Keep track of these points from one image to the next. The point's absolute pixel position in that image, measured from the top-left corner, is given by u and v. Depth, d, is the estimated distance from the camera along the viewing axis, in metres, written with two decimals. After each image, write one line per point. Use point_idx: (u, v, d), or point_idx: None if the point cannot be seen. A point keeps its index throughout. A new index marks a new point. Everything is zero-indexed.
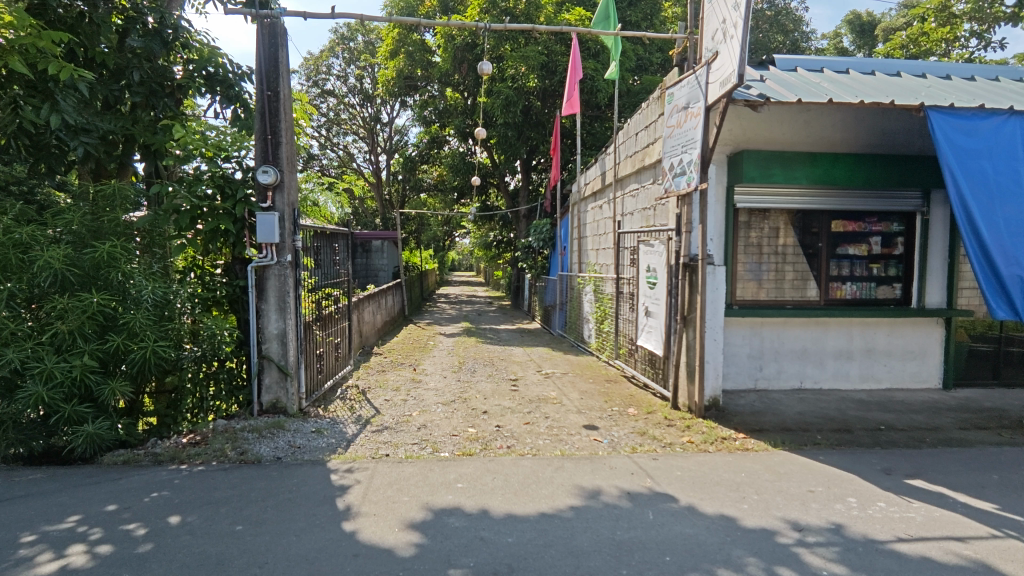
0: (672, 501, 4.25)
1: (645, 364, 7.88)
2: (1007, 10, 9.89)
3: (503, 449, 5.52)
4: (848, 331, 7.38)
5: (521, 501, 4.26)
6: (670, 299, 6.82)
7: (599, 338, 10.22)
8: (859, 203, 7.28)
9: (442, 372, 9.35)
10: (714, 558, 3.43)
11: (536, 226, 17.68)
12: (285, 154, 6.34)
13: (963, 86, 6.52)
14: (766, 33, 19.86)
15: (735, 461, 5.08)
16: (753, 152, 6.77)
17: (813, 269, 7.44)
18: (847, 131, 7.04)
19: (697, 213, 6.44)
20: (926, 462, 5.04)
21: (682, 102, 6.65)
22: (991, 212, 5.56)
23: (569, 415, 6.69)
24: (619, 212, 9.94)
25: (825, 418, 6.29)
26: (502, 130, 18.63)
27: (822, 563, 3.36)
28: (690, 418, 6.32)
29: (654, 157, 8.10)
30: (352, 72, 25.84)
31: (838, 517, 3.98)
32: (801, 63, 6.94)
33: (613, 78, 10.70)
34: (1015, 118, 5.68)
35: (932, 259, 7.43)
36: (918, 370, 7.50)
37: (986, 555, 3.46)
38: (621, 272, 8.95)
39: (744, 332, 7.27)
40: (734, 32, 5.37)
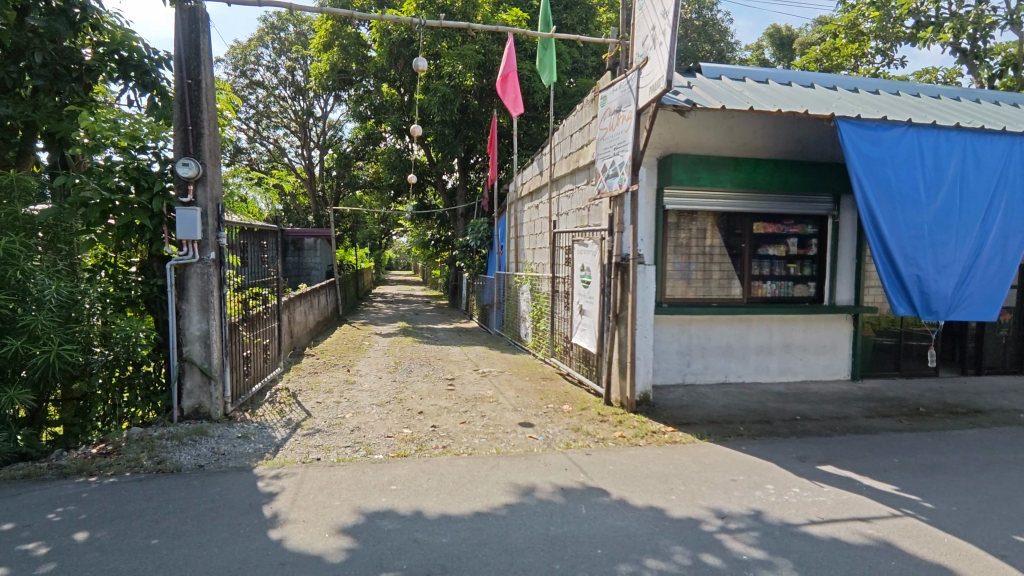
0: (603, 495, 4.35)
1: (580, 361, 8.02)
2: (907, 31, 10.74)
3: (439, 449, 5.47)
4: (768, 327, 7.80)
5: (456, 501, 4.24)
6: (603, 298, 6.98)
7: (536, 336, 10.32)
8: (778, 206, 7.71)
9: (377, 373, 9.16)
10: (643, 548, 3.54)
11: (474, 225, 17.64)
12: (208, 146, 6.01)
13: (869, 99, 7.02)
14: (694, 42, 20.73)
15: (664, 454, 5.26)
16: (681, 155, 7.03)
17: (737, 269, 7.82)
18: (766, 138, 7.44)
19: (628, 214, 6.62)
20: (836, 449, 5.40)
21: (614, 105, 6.81)
22: (894, 216, 6.03)
23: (505, 413, 6.71)
24: (556, 212, 10.06)
25: (747, 410, 6.62)
26: (439, 128, 18.45)
27: (742, 548, 3.54)
28: (622, 413, 6.50)
29: (588, 159, 8.25)
30: (283, 63, 24.89)
31: (757, 504, 4.20)
32: (725, 72, 7.25)
33: (550, 80, 10.78)
34: (914, 129, 6.13)
35: (842, 259, 7.96)
36: (831, 363, 8.02)
37: (888, 533, 3.75)
38: (556, 271, 9.07)
39: (673, 329, 7.54)
40: (663, 39, 5.56)
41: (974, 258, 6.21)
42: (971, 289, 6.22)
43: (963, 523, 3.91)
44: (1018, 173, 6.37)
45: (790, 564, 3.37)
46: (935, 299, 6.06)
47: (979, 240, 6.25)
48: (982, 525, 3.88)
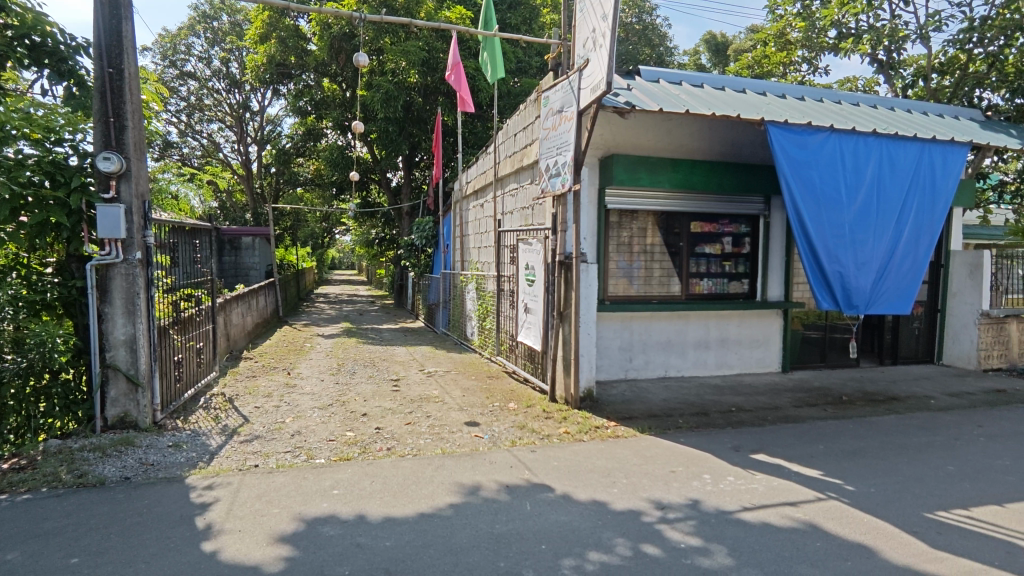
0: (548, 491, 4.40)
1: (525, 359, 8.08)
2: (830, 41, 11.36)
3: (383, 451, 5.38)
4: (705, 323, 8.09)
5: (400, 503, 4.18)
6: (548, 295, 7.05)
7: (482, 335, 10.32)
8: (713, 206, 8.01)
9: (319, 375, 8.92)
10: (586, 542, 3.61)
11: (419, 224, 17.45)
12: (132, 140, 5.68)
13: (796, 105, 7.39)
14: (634, 45, 21.26)
15: (607, 449, 5.37)
16: (621, 156, 7.19)
17: (676, 266, 8.07)
18: (701, 141, 7.73)
19: (571, 213, 6.72)
20: (768, 438, 5.67)
21: (556, 106, 6.90)
22: (819, 216, 6.38)
23: (451, 413, 6.68)
24: (500, 211, 10.08)
25: (686, 403, 6.85)
26: (382, 125, 18.14)
27: (680, 538, 3.66)
28: (567, 410, 6.59)
29: (531, 158, 8.31)
30: (216, 54, 23.82)
31: (695, 493, 4.36)
32: (663, 75, 7.46)
33: (496, 76, 10.75)
34: (837, 134, 6.47)
35: (773, 257, 8.36)
36: (763, 356, 8.41)
37: (813, 516, 3.97)
38: (501, 270, 9.09)
39: (615, 326, 7.71)
40: (603, 41, 5.66)
41: (890, 255, 6.67)
42: (887, 285, 6.68)
43: (880, 503, 4.18)
44: (927, 178, 6.88)
45: (725, 549, 3.51)
46: (856, 294, 6.46)
47: (893, 239, 6.71)
48: (896, 504, 4.16)
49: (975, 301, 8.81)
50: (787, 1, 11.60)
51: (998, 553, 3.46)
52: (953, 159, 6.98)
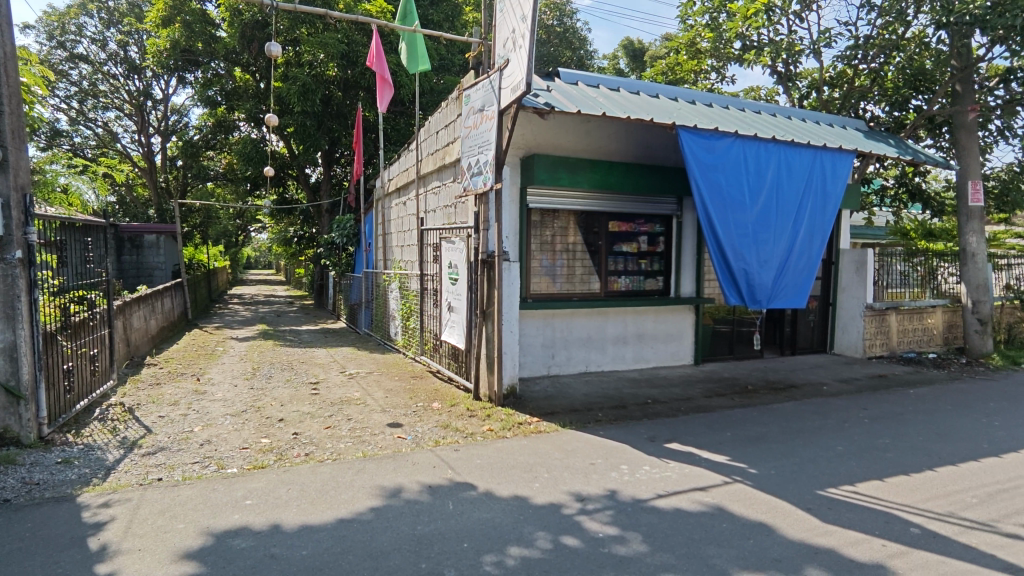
0: (470, 490, 4.40)
1: (449, 358, 8.03)
2: (735, 52, 12.00)
3: (300, 457, 5.18)
4: (623, 319, 8.38)
5: (319, 510, 4.05)
6: (471, 294, 7.06)
7: (405, 335, 10.17)
8: (630, 207, 8.31)
9: (231, 380, 8.45)
10: (508, 537, 3.65)
11: (339, 222, 16.97)
12: (8, 128, 5.13)
13: (704, 111, 7.80)
14: (555, 48, 21.62)
15: (530, 444, 5.45)
16: (542, 156, 7.31)
17: (595, 264, 8.30)
18: (617, 143, 7.99)
19: (492, 212, 6.75)
20: (680, 428, 5.95)
21: (477, 105, 6.91)
22: (726, 216, 6.77)
23: (373, 415, 6.55)
24: (423, 209, 9.98)
25: (605, 397, 7.07)
26: (299, 119, 17.43)
27: (598, 528, 3.78)
28: (490, 407, 6.63)
29: (453, 157, 8.29)
30: (112, 36, 21.96)
31: (613, 484, 4.51)
32: (582, 78, 7.64)
33: (422, 68, 10.56)
34: (740, 140, 6.90)
35: (685, 255, 8.79)
36: (677, 350, 8.83)
37: (721, 500, 4.21)
38: (424, 269, 9.00)
39: (538, 323, 7.82)
40: (522, 42, 5.73)
41: (788, 254, 7.19)
42: (786, 281, 7.19)
43: (780, 484, 4.51)
44: (819, 182, 7.49)
45: (640, 537, 3.66)
46: (759, 290, 6.91)
47: (791, 239, 7.23)
48: (793, 484, 4.50)
49: (861, 296, 9.68)
50: (697, 12, 12.18)
51: (879, 523, 3.82)
52: (840, 167, 7.64)
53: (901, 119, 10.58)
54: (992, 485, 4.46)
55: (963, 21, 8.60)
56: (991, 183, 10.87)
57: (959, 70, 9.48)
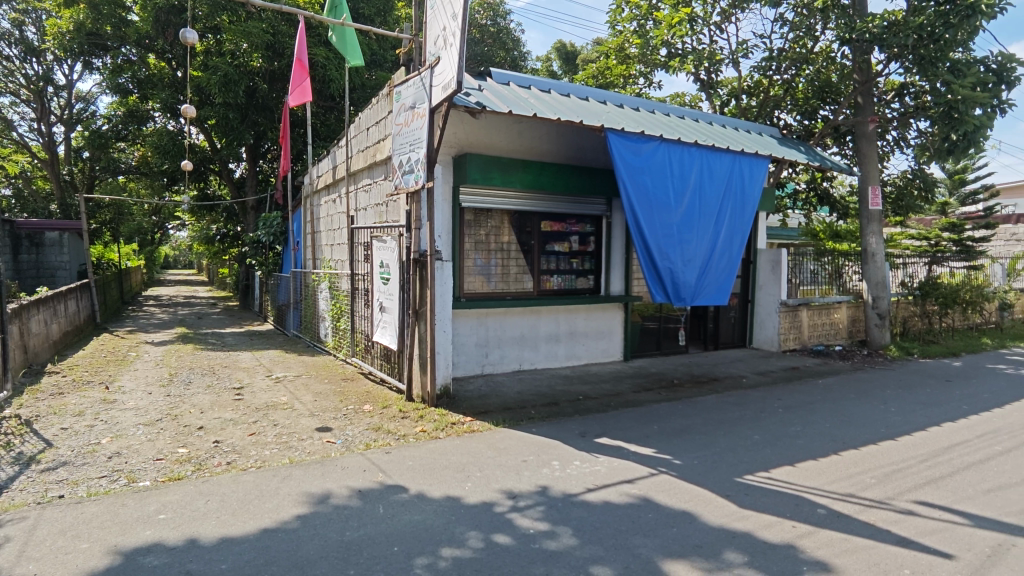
0: (401, 492, 4.34)
1: (381, 359, 7.88)
2: (661, 58, 12.44)
3: (221, 467, 4.93)
4: (556, 317, 8.51)
5: (241, 521, 3.87)
6: (402, 294, 6.95)
7: (336, 336, 9.90)
8: (562, 207, 8.45)
9: (145, 388, 7.91)
10: (440, 538, 3.62)
11: (265, 219, 16.28)
12: None
13: (632, 115, 8.05)
14: (489, 48, 21.63)
15: (463, 444, 5.45)
16: (474, 156, 7.31)
17: (528, 263, 8.38)
18: (549, 144, 8.11)
19: (424, 210, 6.66)
20: (610, 423, 6.12)
21: (408, 102, 6.82)
22: (651, 217, 6.99)
23: (301, 419, 6.32)
24: (354, 207, 9.74)
25: (538, 395, 7.15)
26: (221, 111, 16.53)
27: (529, 524, 3.82)
28: (424, 408, 6.56)
29: (384, 154, 8.13)
30: (6, 15, 20.06)
31: (544, 480, 4.57)
32: (513, 79, 7.68)
33: (357, 64, 10.20)
34: (665, 144, 7.15)
35: (614, 254, 9.04)
36: (607, 346, 9.06)
37: (647, 491, 4.36)
38: (354, 268, 8.78)
39: (471, 323, 7.81)
40: (453, 40, 5.71)
41: (709, 254, 7.54)
42: (708, 280, 7.54)
43: (701, 473, 4.72)
44: (738, 186, 7.88)
45: (570, 531, 3.73)
46: (683, 288, 7.20)
47: (713, 240, 7.59)
48: (714, 472, 4.72)
49: (776, 292, 10.28)
50: (625, 18, 12.52)
51: (790, 506, 4.07)
52: (757, 171, 8.09)
53: (810, 128, 11.34)
54: (888, 466, 4.86)
55: (864, 38, 9.29)
56: (889, 188, 11.82)
57: (861, 83, 10.23)
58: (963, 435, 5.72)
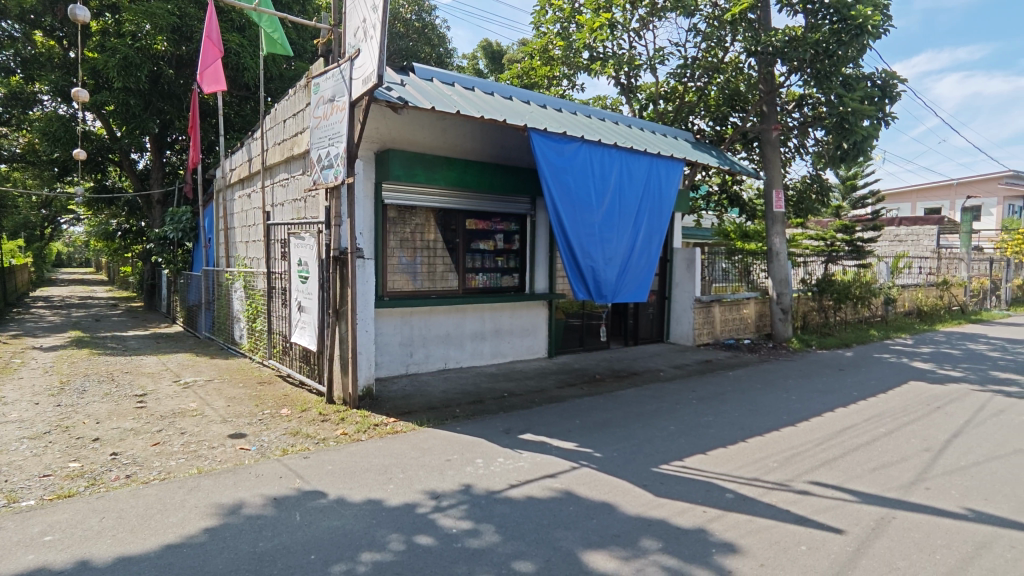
0: (320, 498, 4.20)
1: (300, 361, 7.57)
2: (584, 61, 12.72)
3: (119, 481, 4.56)
4: (481, 315, 8.52)
5: (140, 538, 3.60)
6: (322, 292, 6.71)
7: (252, 338, 9.43)
8: (486, 205, 8.46)
9: (31, 398, 7.19)
10: (360, 543, 3.53)
11: (172, 214, 15.26)
12: None
13: (555, 116, 8.18)
14: (414, 43, 21.29)
15: (385, 445, 5.34)
16: (397, 152, 7.18)
17: (453, 261, 8.33)
18: (474, 142, 8.11)
19: (345, 207, 6.46)
20: (534, 419, 6.20)
21: (327, 95, 6.58)
22: (574, 216, 7.13)
23: (212, 426, 5.97)
24: (269, 203, 9.30)
25: (463, 393, 7.13)
26: (120, 96, 15.24)
27: (452, 523, 3.80)
28: (345, 411, 6.37)
29: (302, 148, 7.82)
30: None
31: (468, 478, 4.57)
32: (437, 75, 7.61)
33: (282, 54, 9.70)
34: (587, 145, 7.32)
35: (538, 253, 9.17)
36: (531, 344, 9.17)
37: (569, 484, 4.45)
38: (270, 267, 8.38)
39: (395, 322, 7.65)
40: (373, 32, 5.58)
41: (629, 253, 7.82)
42: (628, 278, 7.83)
43: (620, 464, 4.88)
44: (655, 188, 8.23)
45: (492, 528, 3.74)
46: (604, 286, 7.42)
47: (632, 239, 7.88)
48: (633, 463, 4.90)
49: (690, 289, 10.80)
50: (549, 20, 12.71)
51: (702, 492, 4.29)
52: (672, 174, 8.49)
53: (721, 133, 12.01)
54: (789, 450, 5.23)
55: (768, 50, 9.93)
56: (791, 192, 12.70)
57: (766, 93, 10.89)
58: (853, 419, 6.24)
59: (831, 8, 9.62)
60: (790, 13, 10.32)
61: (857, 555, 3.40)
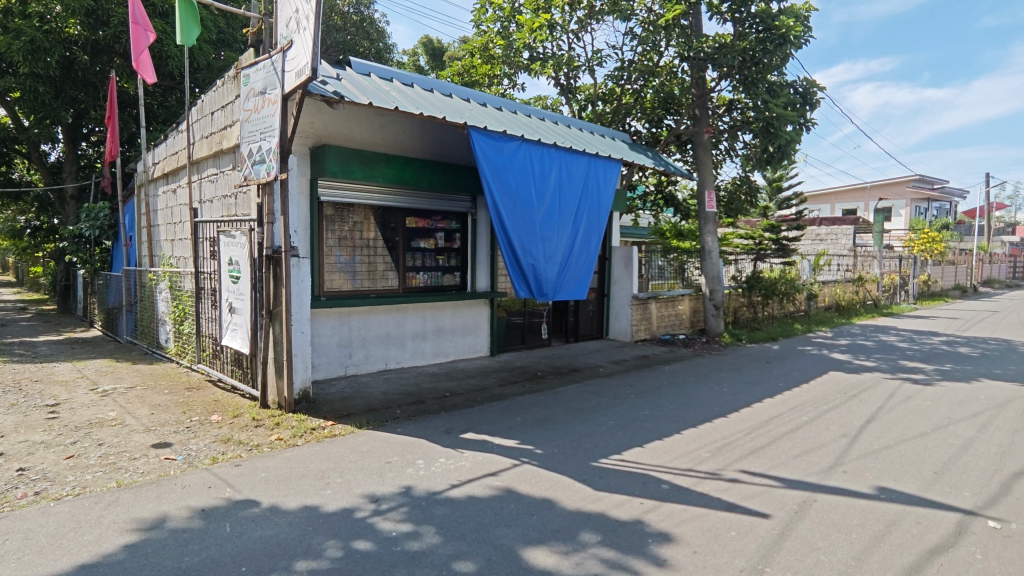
0: (252, 507, 4.03)
1: (232, 365, 7.25)
2: (524, 61, 12.78)
3: (27, 498, 4.22)
4: (422, 314, 8.42)
5: (51, 559, 3.34)
6: (254, 293, 6.44)
7: (179, 341, 8.95)
8: (426, 203, 8.37)
9: None
10: (294, 552, 3.41)
11: (88, 209, 14.23)
12: None
13: (495, 114, 8.19)
14: (352, 37, 20.76)
15: (323, 450, 5.19)
16: (333, 148, 6.98)
17: (393, 260, 8.20)
18: (413, 139, 8.01)
19: (278, 204, 6.22)
20: (475, 417, 6.19)
21: (258, 87, 6.32)
22: (514, 214, 7.15)
23: (133, 436, 5.61)
24: (197, 199, 8.85)
25: (404, 393, 7.02)
26: (27, 82, 13.97)
27: (391, 527, 3.74)
28: (280, 415, 6.15)
29: (231, 141, 7.48)
30: None
31: (408, 480, 4.51)
32: (374, 70, 7.45)
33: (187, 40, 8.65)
34: (526, 144, 7.35)
35: (479, 251, 9.17)
36: (474, 342, 9.16)
37: (509, 482, 4.47)
38: (198, 266, 7.97)
39: (332, 322, 7.44)
40: (307, 24, 5.40)
41: (568, 251, 7.93)
42: (568, 275, 7.94)
43: (561, 460, 4.94)
44: (593, 189, 8.39)
45: (433, 529, 3.71)
46: (544, 283, 7.49)
47: (572, 237, 8.00)
48: (572, 458, 4.97)
49: (628, 287, 11.09)
50: (488, 19, 12.71)
51: (639, 484, 4.41)
52: (610, 174, 8.68)
53: (657, 135, 12.38)
54: (720, 440, 5.46)
55: (699, 56, 10.30)
56: (722, 193, 13.22)
57: (698, 97, 11.31)
58: (779, 409, 6.58)
59: (756, 17, 10.10)
60: (720, 21, 10.73)
61: (781, 538, 3.58)
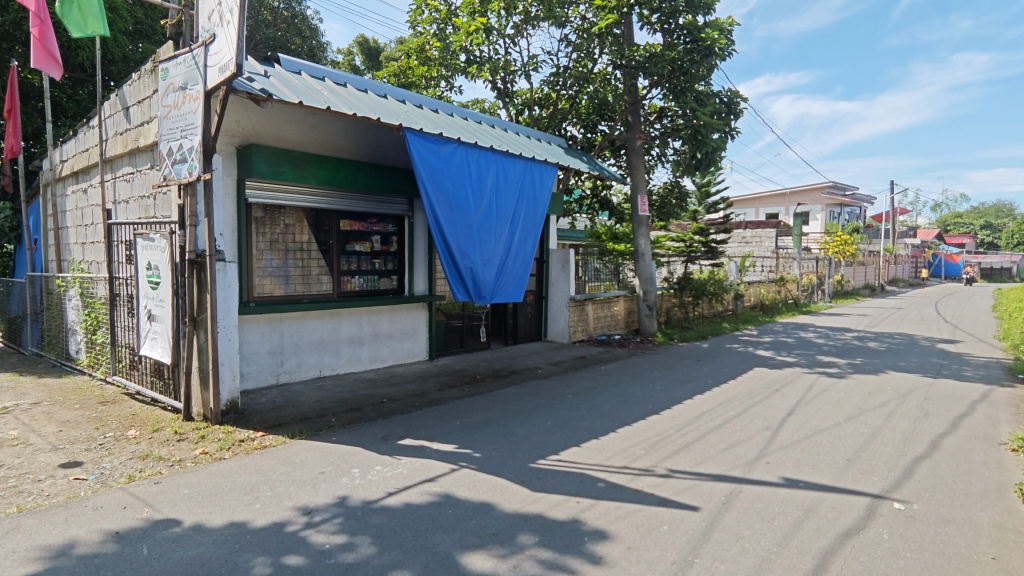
0: (173, 527, 3.80)
1: (152, 377, 6.82)
2: (461, 63, 12.74)
3: None
4: (358, 319, 8.23)
5: None
6: (176, 299, 6.09)
7: (92, 352, 8.34)
8: (361, 206, 8.19)
9: None
10: (220, 572, 3.24)
11: None
12: None
13: (431, 116, 8.12)
14: (283, 33, 20.05)
15: (252, 462, 4.96)
16: (261, 147, 6.72)
17: (327, 263, 7.96)
18: (347, 140, 7.83)
19: (201, 205, 5.91)
20: (414, 423, 6.10)
21: (178, 82, 6.00)
22: (451, 217, 7.11)
23: (38, 456, 5.18)
24: (111, 199, 8.28)
25: (339, 401, 6.83)
26: None
27: (325, 539, 3.62)
28: (205, 428, 5.84)
29: (150, 139, 7.04)
30: None
31: (344, 490, 4.39)
32: (305, 68, 7.24)
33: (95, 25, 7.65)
34: (463, 147, 7.33)
35: (416, 254, 9.07)
36: (411, 346, 9.04)
37: (447, 487, 4.44)
38: (113, 271, 7.46)
39: (262, 329, 7.14)
40: (230, 18, 5.17)
41: (506, 254, 7.96)
42: (505, 278, 7.97)
43: (499, 463, 4.95)
44: (530, 192, 8.47)
45: (369, 539, 3.62)
46: (481, 286, 7.49)
47: (509, 240, 8.04)
48: (511, 461, 4.99)
49: (565, 288, 11.26)
50: (424, 20, 12.60)
51: (576, 484, 4.48)
52: (546, 177, 8.79)
53: (592, 140, 12.64)
54: (654, 437, 5.63)
55: (631, 64, 10.60)
56: (654, 197, 13.66)
57: (630, 104, 11.65)
58: (709, 406, 6.86)
59: (684, 29, 10.46)
60: (650, 31, 11.07)
61: (710, 529, 3.73)
